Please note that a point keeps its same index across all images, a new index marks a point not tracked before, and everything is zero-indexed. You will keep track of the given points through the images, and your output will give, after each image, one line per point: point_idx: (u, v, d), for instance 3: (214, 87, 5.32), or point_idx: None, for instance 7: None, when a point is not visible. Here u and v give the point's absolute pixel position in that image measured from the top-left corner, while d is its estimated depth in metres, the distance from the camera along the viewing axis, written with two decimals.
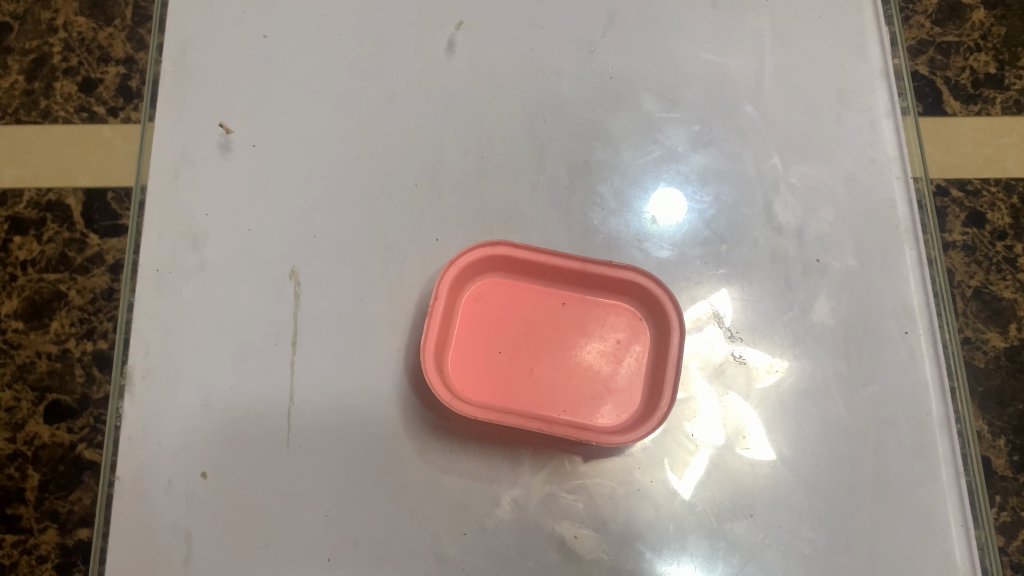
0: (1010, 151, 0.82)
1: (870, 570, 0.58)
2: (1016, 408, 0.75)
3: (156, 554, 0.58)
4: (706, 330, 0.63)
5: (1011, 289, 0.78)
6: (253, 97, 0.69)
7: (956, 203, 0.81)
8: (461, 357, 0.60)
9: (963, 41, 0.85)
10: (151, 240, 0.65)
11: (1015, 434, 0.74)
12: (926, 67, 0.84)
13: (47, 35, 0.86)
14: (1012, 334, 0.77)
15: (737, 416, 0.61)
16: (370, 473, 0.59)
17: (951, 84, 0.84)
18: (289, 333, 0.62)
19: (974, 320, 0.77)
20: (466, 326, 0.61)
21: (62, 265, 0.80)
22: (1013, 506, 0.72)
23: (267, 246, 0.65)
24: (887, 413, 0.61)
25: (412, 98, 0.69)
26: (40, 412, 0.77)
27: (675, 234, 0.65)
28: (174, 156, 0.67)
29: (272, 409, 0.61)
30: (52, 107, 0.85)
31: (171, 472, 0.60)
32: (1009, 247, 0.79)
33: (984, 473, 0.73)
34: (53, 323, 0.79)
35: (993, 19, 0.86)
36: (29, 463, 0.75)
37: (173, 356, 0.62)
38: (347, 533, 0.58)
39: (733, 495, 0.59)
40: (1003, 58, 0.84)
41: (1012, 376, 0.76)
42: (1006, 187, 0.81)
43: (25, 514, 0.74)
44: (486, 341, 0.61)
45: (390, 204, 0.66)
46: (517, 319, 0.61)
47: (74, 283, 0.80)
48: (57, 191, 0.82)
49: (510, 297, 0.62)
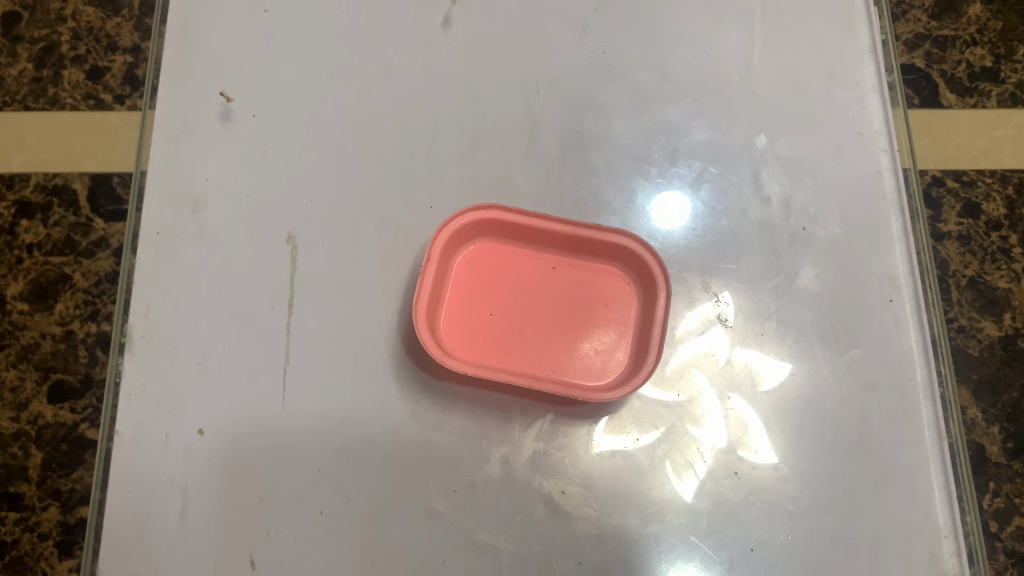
0: (1005, 143, 0.83)
1: (853, 533, 0.59)
2: (1010, 397, 0.76)
3: (152, 510, 0.59)
4: (701, 336, 0.63)
5: (1007, 279, 0.79)
6: (254, 70, 0.71)
7: (952, 194, 0.82)
8: (453, 318, 0.62)
9: (959, 35, 0.86)
10: (152, 206, 0.66)
11: (1009, 422, 0.75)
12: (923, 60, 0.86)
13: (56, 24, 0.88)
14: (1006, 323, 0.78)
15: (740, 416, 0.61)
16: (363, 430, 0.61)
17: (947, 77, 0.85)
18: (285, 296, 0.64)
19: (969, 309, 0.79)
20: (458, 290, 0.63)
21: (67, 248, 0.82)
22: (1007, 493, 0.74)
23: (265, 213, 0.66)
24: (871, 377, 0.62)
25: (409, 71, 0.71)
26: (43, 392, 0.79)
27: (656, 226, 0.66)
28: (175, 126, 0.69)
29: (267, 368, 0.62)
30: (59, 93, 0.86)
31: (168, 428, 0.61)
32: (1004, 238, 0.80)
33: (977, 462, 0.75)
34: (58, 305, 0.81)
35: (989, 13, 0.87)
36: (33, 442, 0.78)
37: (172, 318, 0.64)
38: (339, 488, 0.59)
39: (719, 457, 0.60)
40: (999, 52, 0.86)
41: (1007, 365, 0.77)
42: (1001, 179, 0.82)
43: (28, 492, 0.77)
44: (478, 304, 0.62)
45: (385, 173, 0.67)
46: (507, 283, 0.63)
47: (79, 266, 0.81)
48: (63, 175, 0.84)
49: (501, 262, 0.63)
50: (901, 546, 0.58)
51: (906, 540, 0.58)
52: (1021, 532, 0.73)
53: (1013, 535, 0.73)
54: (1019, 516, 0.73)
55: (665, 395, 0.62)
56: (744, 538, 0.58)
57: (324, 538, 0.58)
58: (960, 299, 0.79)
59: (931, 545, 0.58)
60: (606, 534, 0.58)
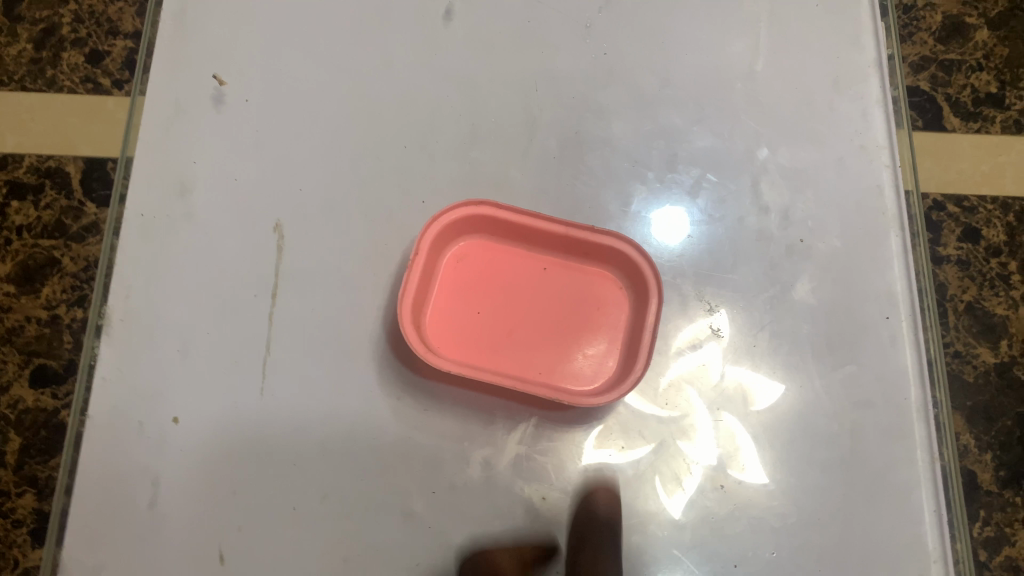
0: (1009, 169, 0.82)
1: (840, 554, 0.57)
2: (1004, 424, 0.75)
3: (121, 498, 0.58)
4: (698, 352, 0.62)
5: (1004, 305, 0.78)
6: (250, 55, 0.69)
7: (953, 218, 0.81)
8: (439, 316, 0.60)
9: (965, 60, 0.85)
10: (140, 188, 0.65)
11: (1002, 449, 0.74)
12: (927, 83, 0.85)
13: (58, 6, 0.87)
14: (1003, 350, 0.77)
15: (732, 435, 0.60)
16: (342, 425, 0.59)
17: (952, 101, 0.84)
18: (269, 285, 0.63)
19: (965, 335, 0.77)
20: (446, 287, 0.61)
21: (58, 232, 0.81)
22: (998, 522, 0.73)
23: (253, 199, 0.65)
24: (864, 395, 0.61)
25: (408, 63, 0.69)
26: (25, 376, 0.77)
27: (653, 238, 0.65)
28: (167, 108, 0.68)
29: (247, 358, 0.61)
30: (58, 76, 0.85)
31: (142, 415, 0.59)
32: (1003, 265, 0.79)
33: (968, 489, 0.74)
34: (45, 289, 0.79)
35: (997, 39, 0.86)
36: (12, 427, 0.76)
37: (153, 303, 0.62)
38: (314, 484, 0.58)
39: (706, 468, 0.59)
40: (1004, 79, 0.85)
41: (1001, 392, 0.76)
42: (1002, 205, 0.81)
43: (3, 477, 0.75)
44: (466, 302, 0.61)
45: (379, 165, 0.66)
46: (497, 282, 0.62)
47: (69, 250, 0.80)
48: (57, 158, 0.82)
49: (491, 260, 0.62)
50: (890, 569, 0.57)
51: (894, 564, 0.57)
52: (1011, 562, 0.72)
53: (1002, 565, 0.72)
54: (1009, 546, 0.73)
55: (657, 410, 0.60)
56: (727, 553, 0.57)
57: (297, 535, 0.57)
58: (956, 323, 0.78)
59: (919, 569, 0.57)
60: (586, 543, 0.57)
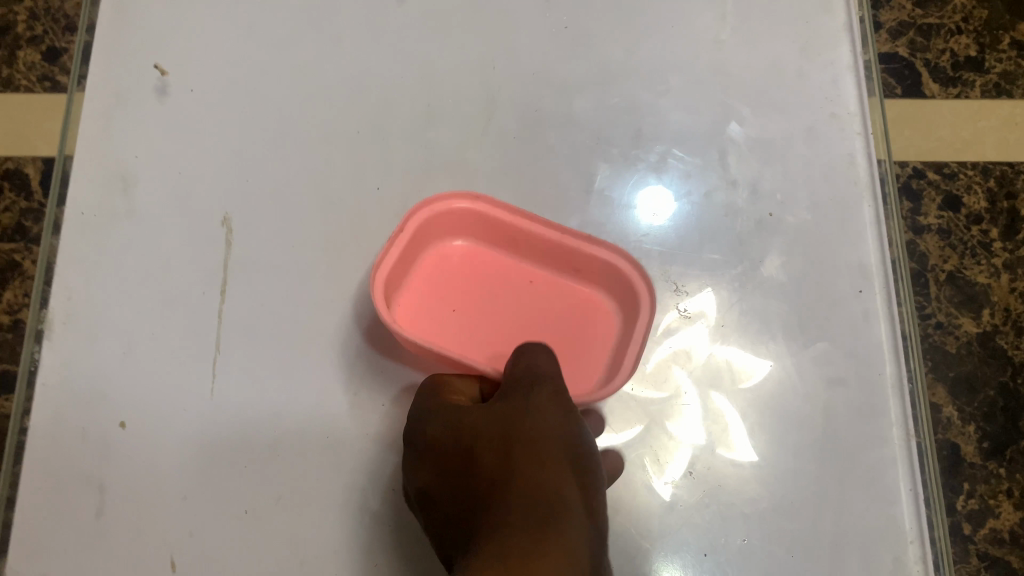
0: (989, 134, 0.80)
1: (815, 538, 0.55)
2: (987, 395, 0.73)
3: (65, 508, 0.55)
4: (685, 330, 0.60)
5: (986, 273, 0.76)
6: (193, 41, 0.67)
7: (933, 186, 0.79)
8: (407, 301, 0.58)
9: (944, 24, 0.83)
10: (80, 184, 0.63)
11: (985, 421, 0.72)
12: (906, 49, 0.82)
13: (12, 3, 0.83)
14: (985, 319, 0.75)
15: (721, 414, 0.58)
16: (296, 424, 0.57)
17: (931, 66, 0.82)
18: (217, 282, 0.60)
19: (947, 304, 0.76)
20: (420, 278, 0.59)
21: (18, 235, 0.78)
22: (981, 494, 0.71)
23: (199, 192, 0.62)
24: (837, 372, 0.59)
25: (359, 45, 0.67)
26: None
27: (619, 220, 0.62)
28: (108, 100, 0.65)
29: (196, 358, 0.58)
30: (15, 75, 0.82)
31: (86, 420, 0.57)
32: (984, 232, 0.77)
33: (951, 464, 0.72)
34: (7, 294, 0.76)
35: (975, 1, 0.84)
36: None
37: (96, 303, 0.60)
38: (267, 486, 0.55)
39: (691, 449, 0.57)
40: (984, 41, 0.82)
41: (984, 362, 0.74)
42: (983, 171, 0.79)
43: None
44: (441, 300, 0.59)
45: (330, 152, 0.64)
46: (473, 280, 0.59)
47: (30, 253, 0.77)
48: (15, 159, 0.79)
49: (476, 254, 0.60)
50: (864, 552, 0.55)
51: (868, 547, 0.55)
52: (994, 534, 0.70)
53: (987, 538, 0.70)
54: (993, 518, 0.71)
55: (644, 391, 0.59)
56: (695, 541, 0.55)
57: (249, 540, 0.54)
58: (938, 294, 0.76)
59: (895, 551, 0.55)
60: None
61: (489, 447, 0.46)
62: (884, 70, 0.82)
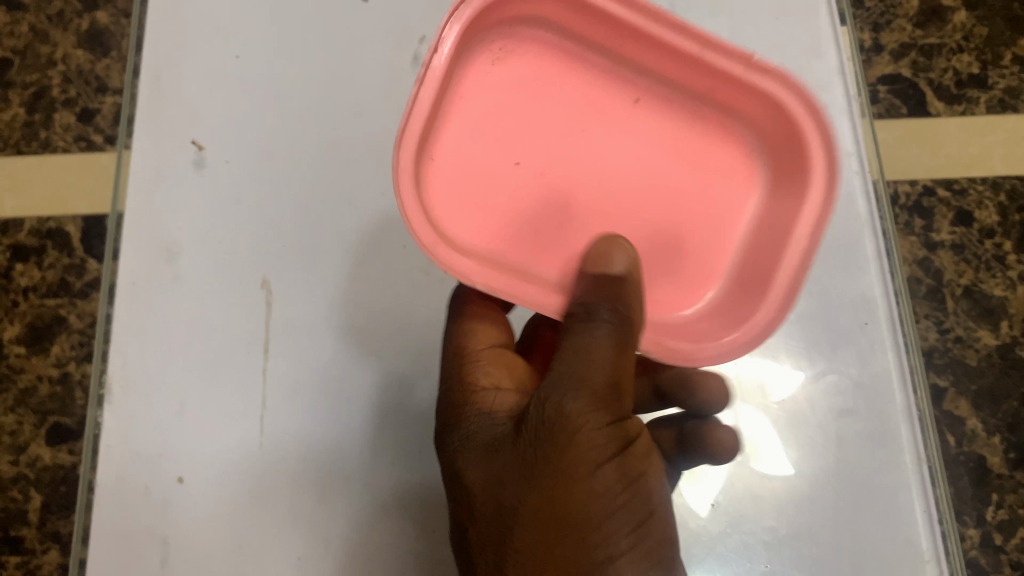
0: (996, 149, 0.83)
1: (834, 560, 0.59)
2: (1010, 405, 0.76)
3: (134, 560, 0.60)
4: None
5: (1002, 286, 0.79)
6: (225, 115, 0.71)
7: (944, 203, 0.81)
8: (453, 173, 0.52)
9: (945, 43, 0.86)
10: (129, 257, 0.67)
11: (1010, 431, 0.75)
12: (909, 69, 0.85)
13: (47, 68, 0.89)
14: (1003, 332, 0.78)
15: (750, 429, 0.62)
16: (340, 473, 0.61)
17: (935, 85, 0.85)
18: (260, 342, 0.64)
19: (966, 318, 0.78)
20: (473, 135, 0.53)
21: (62, 290, 0.83)
22: (1011, 504, 0.74)
23: (239, 258, 0.67)
24: (848, 402, 0.62)
25: (379, 111, 0.71)
26: (42, 435, 0.80)
27: None
28: (149, 175, 0.69)
29: (244, 415, 0.62)
30: (52, 136, 0.87)
31: (148, 478, 0.61)
32: (998, 245, 0.80)
33: (978, 475, 0.75)
34: (54, 347, 0.81)
35: (975, 19, 0.87)
36: (32, 485, 0.79)
37: (149, 367, 0.64)
38: (316, 531, 0.60)
39: (730, 468, 0.61)
40: (986, 58, 0.86)
41: (1006, 373, 0.77)
42: (993, 185, 0.81)
43: (28, 535, 0.78)
44: (528, 167, 0.53)
45: (358, 214, 0.68)
46: (549, 148, 0.54)
47: (74, 307, 0.82)
48: (56, 220, 0.85)
49: (529, 112, 0.54)
50: (883, 570, 0.58)
51: (887, 565, 0.58)
52: None
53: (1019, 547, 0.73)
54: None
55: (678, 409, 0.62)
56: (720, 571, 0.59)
57: None
58: (955, 309, 0.78)
59: (913, 569, 0.58)
60: None
61: (525, 526, 0.44)
62: (890, 91, 0.85)
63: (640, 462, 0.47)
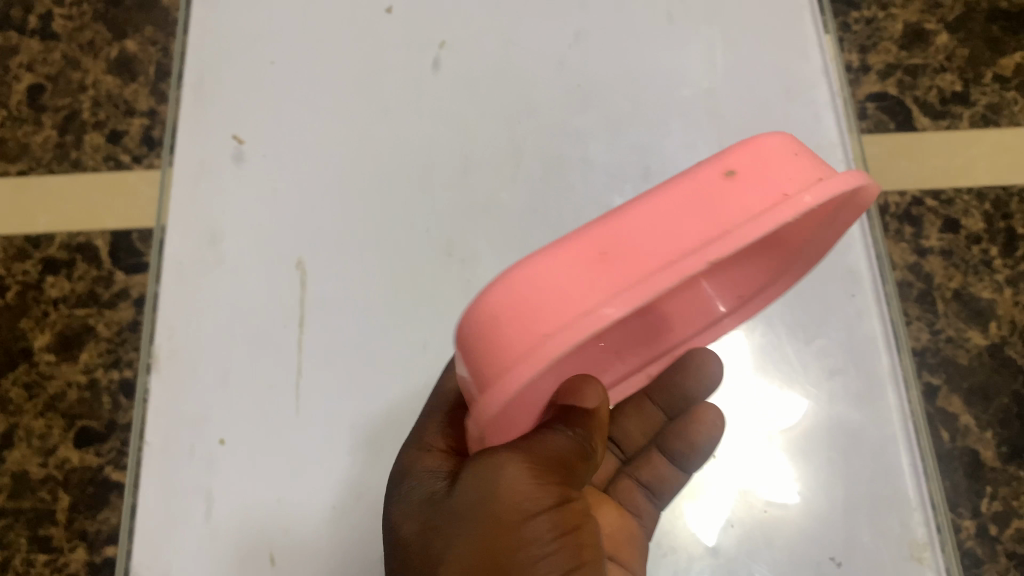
0: (980, 161, 0.88)
1: (833, 507, 0.63)
2: (1001, 402, 0.79)
3: (178, 512, 0.65)
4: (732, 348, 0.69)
5: (990, 289, 0.83)
6: (261, 113, 0.78)
7: (932, 212, 0.86)
8: None
9: (929, 63, 0.92)
10: (175, 241, 0.73)
11: (1002, 427, 0.78)
12: (896, 87, 0.92)
13: (78, 93, 0.95)
14: (993, 332, 0.82)
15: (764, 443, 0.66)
16: (370, 432, 0.67)
17: (920, 102, 0.91)
18: (296, 316, 0.70)
19: (956, 320, 0.82)
20: None
21: (91, 301, 0.87)
22: (1004, 496, 0.76)
23: (275, 241, 0.73)
24: (837, 363, 0.67)
25: (404, 109, 0.77)
26: (70, 438, 0.83)
27: None
28: (193, 167, 0.76)
29: (282, 379, 0.68)
30: (82, 156, 0.93)
31: (193, 438, 0.67)
32: (984, 251, 0.85)
33: (973, 468, 0.78)
34: (83, 354, 0.85)
35: (956, 41, 0.93)
36: (60, 486, 0.82)
37: (191, 339, 0.70)
38: (348, 487, 0.65)
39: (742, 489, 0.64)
40: (968, 77, 0.92)
41: (996, 371, 0.80)
42: (978, 196, 0.87)
43: (56, 534, 0.81)
44: None
45: (385, 202, 0.74)
46: None
47: (102, 317, 0.87)
48: (86, 234, 0.90)
49: None
50: (876, 519, 0.63)
51: (880, 516, 0.63)
52: (1021, 533, 0.75)
53: (1013, 538, 0.75)
54: (1018, 519, 0.76)
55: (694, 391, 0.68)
56: (725, 543, 0.63)
57: (338, 531, 0.64)
58: (946, 311, 0.82)
59: (902, 516, 0.63)
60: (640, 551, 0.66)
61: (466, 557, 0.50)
62: (877, 107, 0.91)
63: (576, 517, 0.53)
